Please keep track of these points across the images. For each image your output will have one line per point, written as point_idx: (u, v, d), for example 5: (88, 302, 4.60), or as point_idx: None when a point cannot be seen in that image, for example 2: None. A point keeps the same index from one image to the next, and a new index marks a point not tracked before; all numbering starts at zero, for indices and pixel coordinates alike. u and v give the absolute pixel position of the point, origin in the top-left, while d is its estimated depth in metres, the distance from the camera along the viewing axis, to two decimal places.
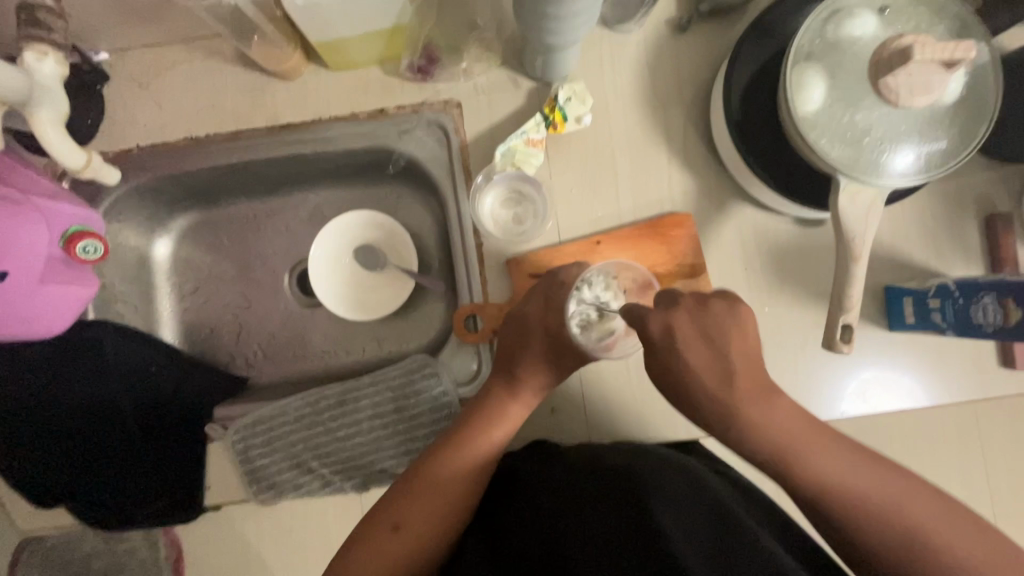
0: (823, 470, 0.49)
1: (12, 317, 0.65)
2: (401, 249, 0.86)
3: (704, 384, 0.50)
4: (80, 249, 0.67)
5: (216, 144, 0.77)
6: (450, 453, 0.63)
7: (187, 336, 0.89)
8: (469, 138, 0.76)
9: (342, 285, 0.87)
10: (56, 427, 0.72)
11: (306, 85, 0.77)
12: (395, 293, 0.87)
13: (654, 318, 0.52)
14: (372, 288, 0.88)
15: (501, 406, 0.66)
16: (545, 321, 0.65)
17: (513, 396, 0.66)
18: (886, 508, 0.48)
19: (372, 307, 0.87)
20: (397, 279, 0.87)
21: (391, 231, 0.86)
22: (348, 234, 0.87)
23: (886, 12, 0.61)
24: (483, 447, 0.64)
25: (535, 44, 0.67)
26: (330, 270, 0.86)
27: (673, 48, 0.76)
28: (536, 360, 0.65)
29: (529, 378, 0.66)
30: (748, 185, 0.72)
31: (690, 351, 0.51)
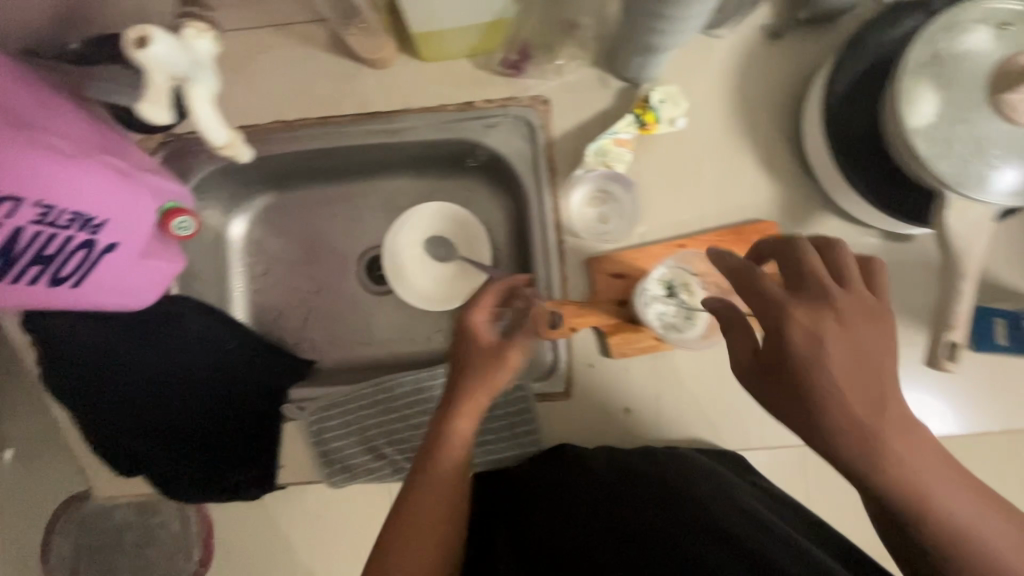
0: (949, 514, 0.42)
1: (110, 288, 0.64)
2: (472, 244, 0.87)
3: (849, 403, 0.42)
4: (175, 225, 0.69)
5: (305, 128, 0.78)
6: (433, 458, 0.58)
7: (256, 316, 0.91)
8: (555, 136, 0.76)
9: (414, 275, 0.88)
10: (137, 395, 0.73)
11: (396, 76, 0.77)
12: (462, 284, 0.88)
13: (799, 321, 0.44)
14: (443, 280, 0.88)
15: (469, 411, 0.59)
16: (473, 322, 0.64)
17: (465, 405, 0.59)
18: (916, 490, 0.42)
19: (444, 299, 0.88)
20: (467, 272, 0.88)
21: (461, 223, 0.88)
22: (422, 226, 0.88)
23: (1005, 27, 0.60)
24: (454, 452, 0.58)
25: (636, 44, 0.66)
26: (404, 260, 0.88)
27: (767, 54, 0.75)
28: (501, 363, 0.61)
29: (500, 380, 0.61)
30: (837, 196, 0.71)
31: (831, 364, 0.43)
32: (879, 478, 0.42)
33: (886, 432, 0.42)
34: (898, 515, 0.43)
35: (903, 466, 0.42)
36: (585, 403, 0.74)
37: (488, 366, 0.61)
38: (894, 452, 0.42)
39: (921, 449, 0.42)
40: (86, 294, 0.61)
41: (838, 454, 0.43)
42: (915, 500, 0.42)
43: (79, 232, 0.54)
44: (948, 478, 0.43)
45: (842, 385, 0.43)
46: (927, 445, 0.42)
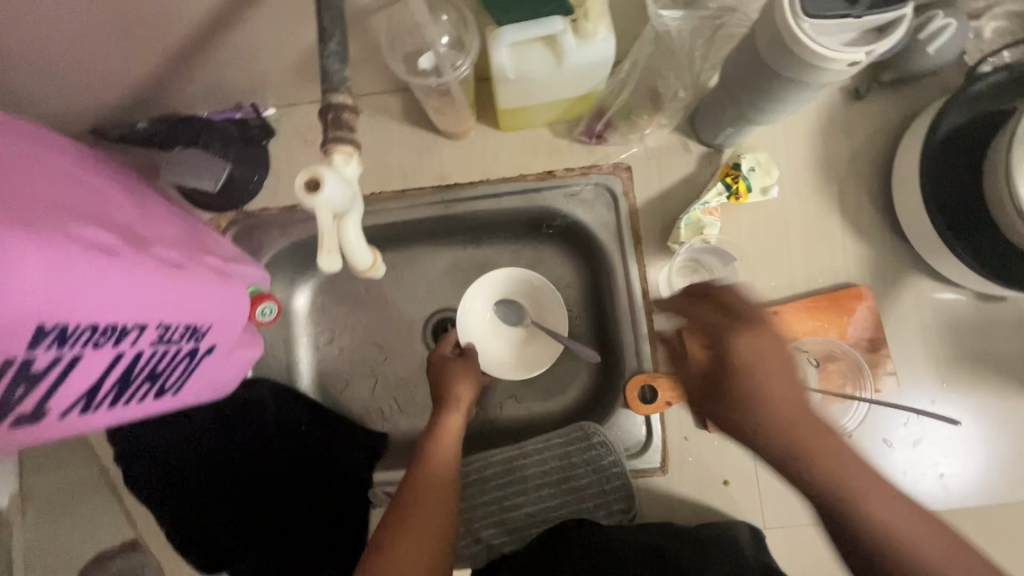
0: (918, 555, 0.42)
1: (202, 385, 0.62)
2: (547, 310, 0.80)
3: (764, 389, 0.46)
4: (259, 311, 0.67)
5: (379, 201, 0.76)
6: (420, 466, 0.64)
7: (323, 386, 0.89)
8: (638, 203, 0.75)
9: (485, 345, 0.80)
10: (220, 490, 0.71)
11: (473, 146, 0.76)
12: (535, 352, 0.80)
13: (744, 338, 0.47)
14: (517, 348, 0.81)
15: (451, 424, 0.68)
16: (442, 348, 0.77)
17: (454, 413, 0.69)
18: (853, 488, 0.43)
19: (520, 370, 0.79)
20: (542, 339, 0.80)
21: (535, 287, 0.80)
22: (493, 292, 0.81)
23: None
24: (441, 462, 0.64)
25: (732, 117, 0.65)
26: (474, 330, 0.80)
27: (849, 115, 0.75)
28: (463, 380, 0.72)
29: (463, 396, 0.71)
30: (933, 260, 0.70)
31: (740, 349, 0.47)
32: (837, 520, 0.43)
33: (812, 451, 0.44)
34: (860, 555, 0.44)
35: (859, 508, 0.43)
36: (683, 479, 0.72)
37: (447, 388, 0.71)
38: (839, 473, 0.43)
39: (845, 478, 0.43)
40: (182, 395, 0.59)
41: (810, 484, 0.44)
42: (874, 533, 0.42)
43: (186, 343, 0.52)
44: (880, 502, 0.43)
45: (778, 399, 0.45)
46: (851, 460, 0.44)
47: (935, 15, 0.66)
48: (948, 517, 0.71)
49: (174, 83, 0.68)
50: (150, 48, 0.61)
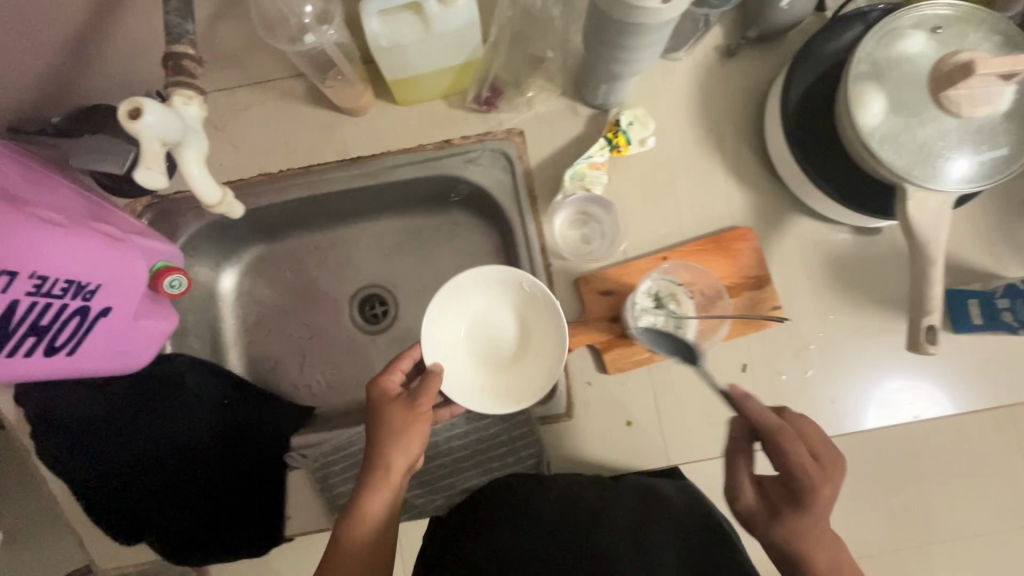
0: None
1: (105, 352, 0.64)
2: (533, 331, 0.75)
3: (796, 454, 0.57)
4: (166, 283, 0.69)
5: (289, 179, 0.80)
6: (352, 516, 0.63)
7: (252, 367, 0.91)
8: (533, 164, 0.79)
9: (462, 363, 0.75)
10: (136, 462, 0.72)
11: (374, 121, 0.80)
12: (509, 378, 0.75)
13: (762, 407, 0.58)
14: (502, 367, 0.76)
15: (379, 493, 0.64)
16: (386, 385, 0.67)
17: (384, 482, 0.64)
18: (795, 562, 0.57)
19: (497, 395, 0.73)
20: (522, 365, 0.75)
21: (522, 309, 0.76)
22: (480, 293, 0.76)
23: (938, 31, 0.64)
24: (375, 516, 0.63)
25: (602, 73, 0.70)
26: (447, 342, 0.74)
27: (724, 71, 0.80)
28: (399, 443, 0.64)
29: (396, 461, 0.64)
30: (806, 197, 0.75)
31: (749, 404, 0.58)
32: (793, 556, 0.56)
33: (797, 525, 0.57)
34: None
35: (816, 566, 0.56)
36: (588, 421, 0.75)
37: (393, 433, 0.64)
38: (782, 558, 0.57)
39: (828, 545, 0.57)
40: (85, 360, 0.62)
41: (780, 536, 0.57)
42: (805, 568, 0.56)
43: (72, 299, 0.55)
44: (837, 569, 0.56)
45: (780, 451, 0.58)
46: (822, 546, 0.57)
47: None
48: (840, 442, 0.75)
49: (78, 73, 0.72)
50: (45, 38, 0.65)
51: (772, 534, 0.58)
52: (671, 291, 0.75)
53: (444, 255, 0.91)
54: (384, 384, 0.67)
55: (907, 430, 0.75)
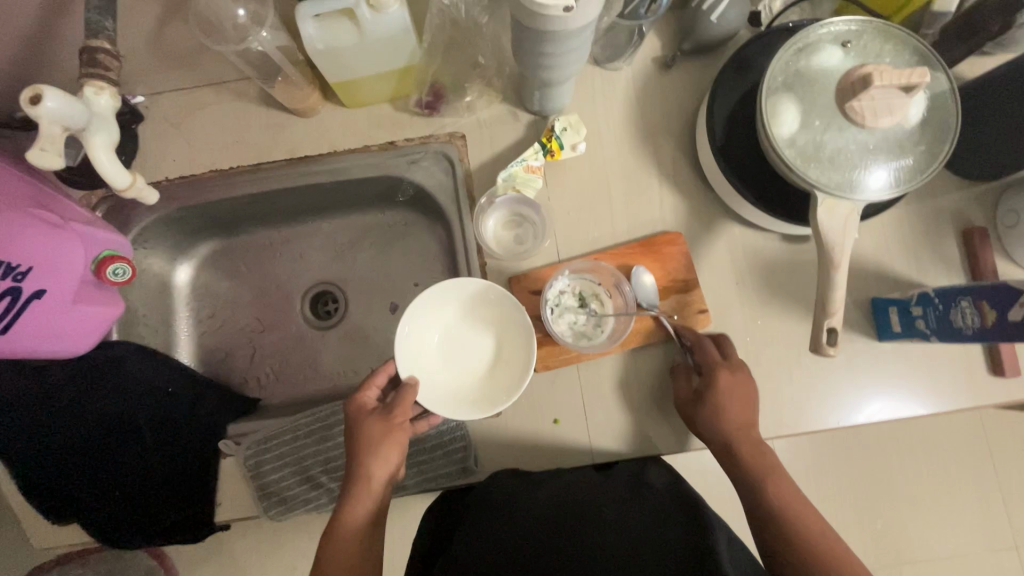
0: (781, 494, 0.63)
1: (43, 334, 0.67)
2: (504, 339, 0.76)
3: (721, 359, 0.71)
4: (110, 272, 0.72)
5: (240, 175, 0.83)
6: (337, 525, 0.64)
7: (203, 358, 0.93)
8: (473, 167, 0.82)
9: (435, 372, 0.76)
10: (73, 441, 0.74)
11: (323, 122, 0.83)
12: (482, 384, 0.76)
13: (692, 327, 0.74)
14: (474, 372, 0.77)
15: (359, 504, 0.65)
16: (363, 400, 0.69)
17: (365, 491, 0.65)
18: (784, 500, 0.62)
19: (472, 400, 0.73)
20: (494, 371, 0.76)
21: (493, 317, 0.77)
22: (450, 304, 0.76)
23: (849, 46, 0.67)
24: (358, 524, 0.64)
25: (533, 80, 0.73)
26: (419, 354, 0.75)
27: (661, 82, 0.82)
28: (379, 453, 0.66)
29: (377, 471, 0.66)
30: (733, 204, 0.77)
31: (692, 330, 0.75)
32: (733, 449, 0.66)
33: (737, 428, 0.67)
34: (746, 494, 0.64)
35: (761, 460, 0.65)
36: (516, 418, 0.76)
37: (371, 440, 0.67)
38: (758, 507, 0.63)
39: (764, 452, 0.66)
40: (22, 339, 0.65)
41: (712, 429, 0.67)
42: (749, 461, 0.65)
43: (2, 279, 0.59)
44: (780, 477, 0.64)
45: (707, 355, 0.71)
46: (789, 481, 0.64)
47: None
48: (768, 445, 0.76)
49: (36, 70, 0.76)
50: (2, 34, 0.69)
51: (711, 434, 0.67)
52: (592, 288, 0.78)
53: (393, 255, 0.93)
54: (361, 400, 0.70)
55: None
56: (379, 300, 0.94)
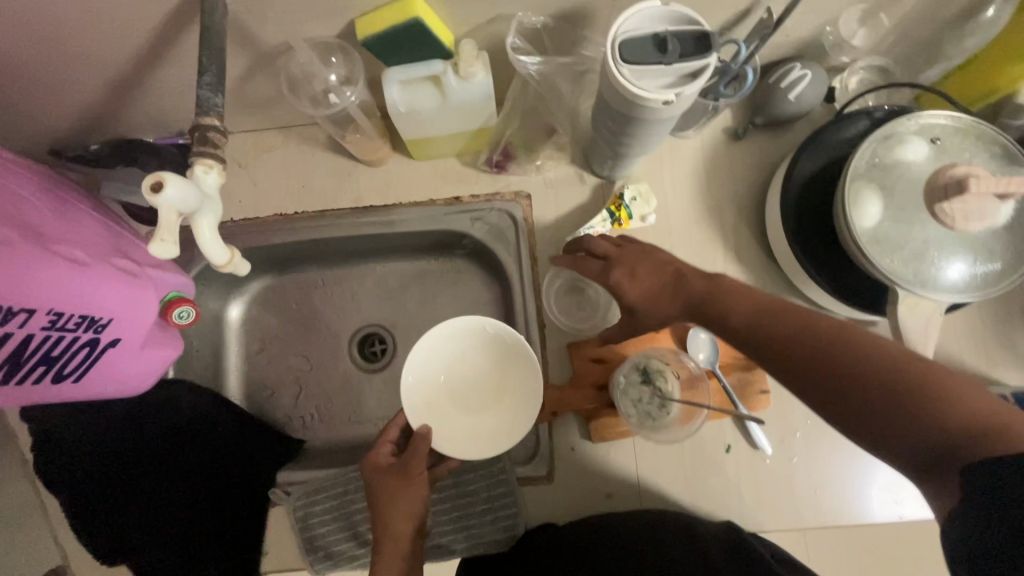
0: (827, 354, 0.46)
1: (110, 379, 0.67)
2: (509, 374, 0.75)
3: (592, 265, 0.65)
4: (176, 314, 0.71)
5: (303, 220, 0.83)
6: None
7: (249, 394, 0.92)
8: (536, 226, 0.82)
9: (442, 414, 0.74)
10: (123, 481, 0.74)
11: (389, 172, 0.84)
12: (495, 420, 0.74)
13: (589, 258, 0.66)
14: (479, 410, 0.75)
15: (386, 569, 0.60)
16: (376, 458, 0.66)
17: (393, 552, 0.61)
18: (846, 333, 0.46)
19: (486, 439, 0.72)
20: (503, 406, 0.75)
21: (494, 352, 0.76)
22: (448, 348, 0.75)
23: (936, 141, 0.66)
24: None
25: (607, 152, 0.73)
26: (427, 400, 0.73)
27: (729, 153, 0.82)
28: (397, 511, 0.62)
29: (400, 528, 0.61)
30: (801, 285, 0.75)
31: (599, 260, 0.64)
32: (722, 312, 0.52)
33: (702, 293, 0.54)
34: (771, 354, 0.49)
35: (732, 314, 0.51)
36: (566, 484, 0.76)
37: (390, 497, 0.62)
38: (818, 380, 0.46)
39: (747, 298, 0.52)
40: (91, 387, 0.65)
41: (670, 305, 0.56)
42: (712, 302, 0.53)
43: (84, 332, 0.59)
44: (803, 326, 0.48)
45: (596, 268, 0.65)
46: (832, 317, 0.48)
47: (793, 67, 0.75)
48: (825, 531, 0.74)
49: (117, 109, 0.77)
50: (94, 80, 0.71)
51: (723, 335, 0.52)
52: (660, 368, 0.75)
53: (445, 304, 0.92)
54: (373, 457, 0.66)
55: (895, 527, 0.74)
56: None
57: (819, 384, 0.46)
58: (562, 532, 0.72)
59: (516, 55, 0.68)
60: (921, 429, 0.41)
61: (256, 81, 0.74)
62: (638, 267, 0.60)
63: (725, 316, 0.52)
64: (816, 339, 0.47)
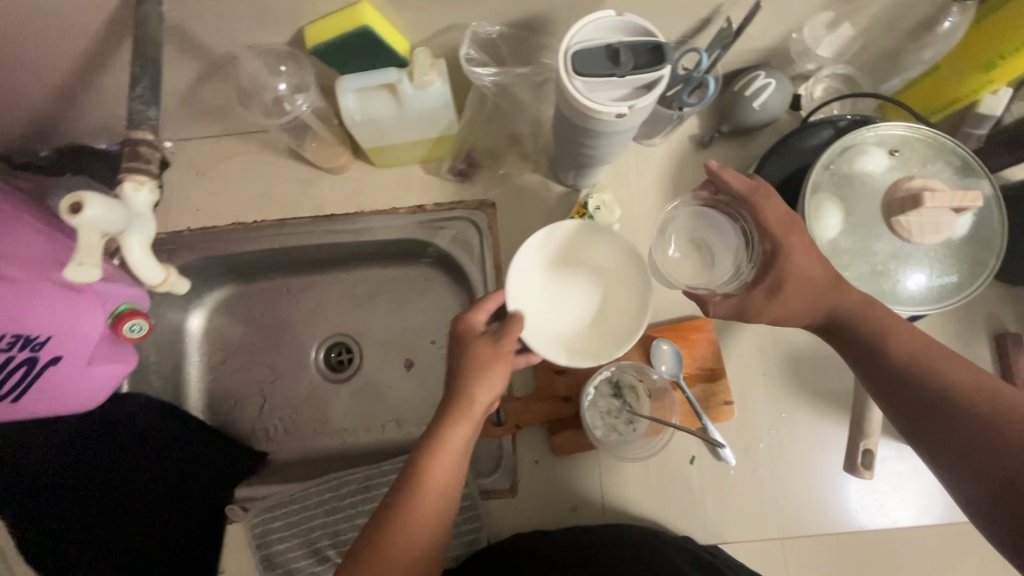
0: (950, 382, 0.53)
1: (58, 396, 0.66)
2: (616, 293, 0.69)
3: (763, 224, 0.59)
4: (126, 329, 0.68)
5: (263, 230, 0.81)
6: (424, 464, 0.57)
7: (210, 407, 0.89)
8: (502, 236, 0.80)
9: (534, 311, 0.67)
10: (65, 498, 0.72)
11: (351, 180, 0.82)
12: (587, 338, 0.68)
13: (766, 214, 0.59)
14: (575, 320, 0.69)
15: (458, 430, 0.58)
16: (472, 320, 0.61)
17: (465, 418, 0.58)
18: (979, 388, 0.52)
19: (576, 348, 0.67)
20: (601, 326, 0.69)
21: (608, 269, 0.70)
22: (556, 243, 0.69)
23: (896, 153, 0.66)
24: (450, 457, 0.57)
25: (569, 161, 0.71)
26: (526, 286, 0.67)
27: (697, 161, 0.81)
28: (483, 380, 0.58)
29: (478, 398, 0.58)
30: None
31: (767, 223, 0.59)
32: (880, 335, 0.57)
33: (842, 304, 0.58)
34: (897, 375, 0.56)
35: (852, 330, 0.58)
36: (531, 497, 0.75)
37: (480, 369, 0.58)
38: (921, 410, 0.54)
39: (903, 328, 0.57)
40: (37, 403, 0.65)
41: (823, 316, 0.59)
42: (875, 322, 0.58)
43: (20, 351, 0.61)
44: (951, 363, 0.54)
45: (767, 227, 0.59)
46: (977, 372, 0.54)
47: (757, 76, 0.75)
48: (790, 542, 0.74)
49: (65, 116, 0.74)
50: (37, 87, 0.68)
51: (867, 349, 0.58)
52: (626, 383, 0.75)
53: (412, 312, 0.91)
54: (469, 320, 0.61)
55: (858, 534, 0.74)
56: (394, 356, 0.90)
57: (933, 419, 0.53)
58: (519, 543, 0.70)
59: (471, 66, 0.67)
60: (999, 456, 0.48)
61: (210, 87, 0.71)
62: (809, 265, 0.58)
63: (876, 335, 0.57)
64: (941, 371, 0.54)
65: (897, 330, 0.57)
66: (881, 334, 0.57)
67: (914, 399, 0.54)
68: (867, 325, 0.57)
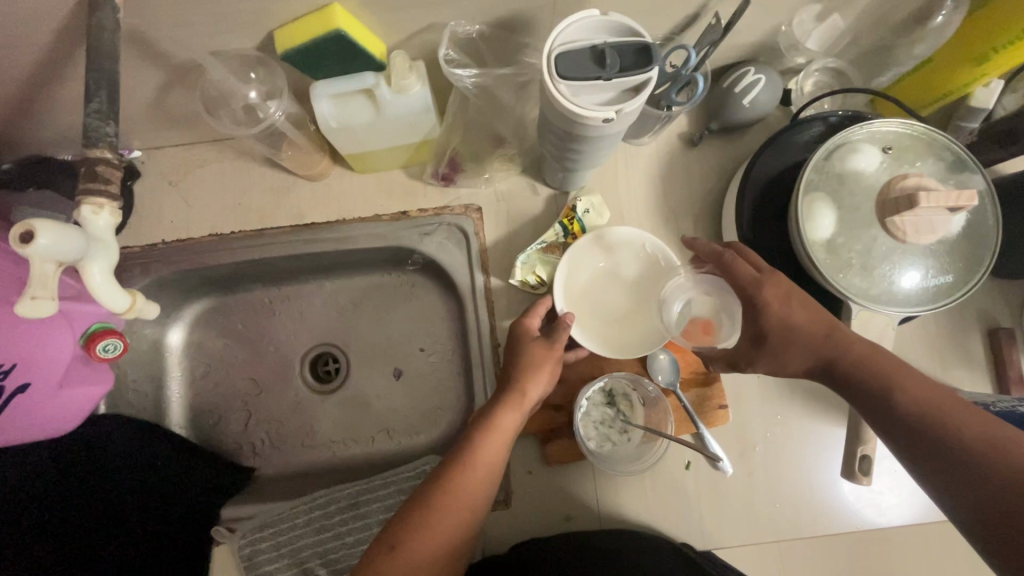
0: (967, 433, 0.47)
1: (29, 423, 0.65)
2: (651, 295, 0.76)
3: (739, 273, 0.60)
4: (99, 349, 0.64)
5: (239, 241, 0.77)
6: (467, 452, 0.60)
7: (193, 423, 0.87)
8: (489, 242, 0.78)
9: (579, 312, 0.75)
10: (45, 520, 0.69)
11: (331, 187, 0.79)
12: (625, 334, 0.75)
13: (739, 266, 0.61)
14: (614, 320, 0.76)
15: (507, 412, 0.62)
16: (528, 323, 0.69)
17: (516, 404, 0.63)
18: (1000, 440, 0.46)
19: (616, 345, 0.74)
20: (638, 323, 0.76)
21: (645, 274, 0.77)
22: (596, 251, 0.77)
23: (889, 150, 0.64)
24: (499, 440, 0.61)
25: (554, 163, 0.69)
26: (570, 289, 0.75)
27: (686, 159, 0.80)
28: (538, 373, 0.65)
29: (530, 390, 0.64)
30: None
31: (741, 270, 0.60)
32: (883, 383, 0.53)
33: (839, 352, 0.55)
34: (910, 428, 0.50)
35: (857, 377, 0.54)
36: (525, 508, 0.73)
37: (534, 362, 0.65)
38: (942, 465, 0.48)
39: (913, 377, 0.52)
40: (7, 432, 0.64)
41: (824, 362, 0.56)
42: (879, 370, 0.54)
43: None
44: (971, 414, 0.49)
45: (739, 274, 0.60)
46: (1002, 426, 0.47)
47: (747, 72, 0.73)
48: (789, 545, 0.73)
49: (25, 127, 0.71)
50: None
51: (869, 400, 0.53)
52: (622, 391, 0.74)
53: (400, 320, 0.88)
54: (522, 323, 0.69)
55: (857, 534, 0.73)
56: (382, 365, 0.88)
57: (954, 475, 0.47)
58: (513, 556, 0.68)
59: (449, 67, 0.64)
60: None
61: (177, 95, 0.68)
62: (790, 312, 0.57)
63: (881, 384, 0.53)
64: (959, 421, 0.48)
65: (907, 378, 0.52)
66: (886, 383, 0.53)
67: (932, 452, 0.48)
68: (868, 373, 0.54)
